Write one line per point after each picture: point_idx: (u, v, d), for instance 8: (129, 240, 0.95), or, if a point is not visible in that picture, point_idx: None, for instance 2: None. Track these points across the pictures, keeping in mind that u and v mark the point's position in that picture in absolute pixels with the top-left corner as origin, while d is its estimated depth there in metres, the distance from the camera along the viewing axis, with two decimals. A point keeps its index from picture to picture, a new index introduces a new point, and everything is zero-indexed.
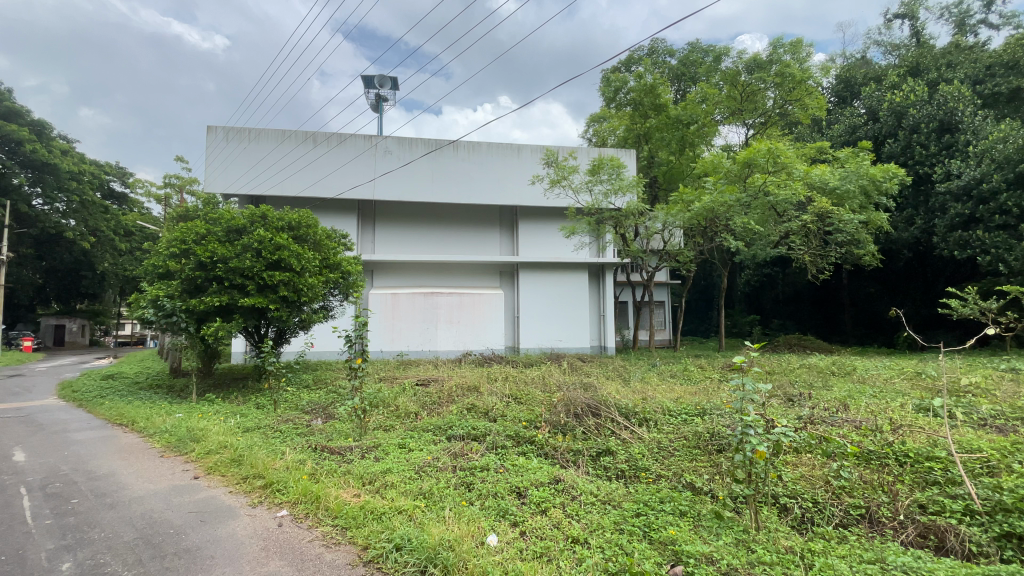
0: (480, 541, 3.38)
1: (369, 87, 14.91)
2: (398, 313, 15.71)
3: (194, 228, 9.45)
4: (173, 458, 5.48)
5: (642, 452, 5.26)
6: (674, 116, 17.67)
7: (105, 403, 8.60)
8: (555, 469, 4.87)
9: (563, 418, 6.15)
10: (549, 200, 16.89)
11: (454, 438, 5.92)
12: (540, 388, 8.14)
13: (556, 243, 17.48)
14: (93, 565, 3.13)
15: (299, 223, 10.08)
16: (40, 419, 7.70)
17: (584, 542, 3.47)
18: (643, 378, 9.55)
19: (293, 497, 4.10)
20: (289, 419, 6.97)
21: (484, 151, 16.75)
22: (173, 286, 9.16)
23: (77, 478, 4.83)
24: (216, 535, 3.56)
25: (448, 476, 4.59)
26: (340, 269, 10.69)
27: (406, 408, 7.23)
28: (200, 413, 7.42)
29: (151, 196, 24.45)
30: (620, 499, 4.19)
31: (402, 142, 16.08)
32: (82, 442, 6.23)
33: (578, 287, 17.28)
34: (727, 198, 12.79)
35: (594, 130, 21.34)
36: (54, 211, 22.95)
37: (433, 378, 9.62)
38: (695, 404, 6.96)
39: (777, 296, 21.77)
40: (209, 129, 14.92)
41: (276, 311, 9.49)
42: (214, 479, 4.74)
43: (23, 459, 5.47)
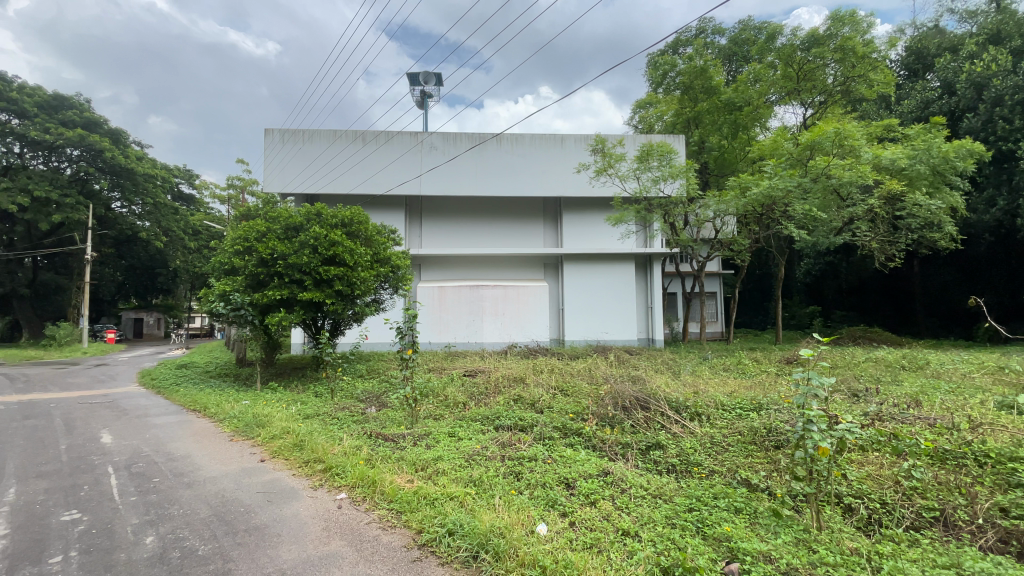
0: (531, 530, 3.40)
1: (415, 84, 15.13)
2: (445, 306, 16.07)
3: (256, 226, 9.98)
4: (241, 442, 5.85)
5: (694, 447, 5.14)
6: (725, 99, 16.99)
7: (179, 390, 9.30)
8: (603, 461, 4.84)
9: (610, 410, 6.11)
10: (593, 190, 16.60)
11: (502, 429, 5.98)
12: (586, 380, 8.10)
13: (601, 233, 17.21)
14: (174, 539, 3.41)
15: (351, 220, 10.50)
16: (124, 405, 8.43)
17: (635, 534, 3.45)
18: (695, 371, 9.31)
19: (351, 481, 4.30)
20: (345, 406, 7.30)
21: (527, 143, 16.64)
22: (238, 282, 9.67)
23: (157, 459, 5.26)
24: (282, 514, 3.79)
25: (497, 465, 4.66)
26: (390, 263, 11.03)
27: (454, 398, 7.40)
28: (265, 401, 7.88)
29: (215, 198, 25.85)
30: (672, 494, 4.12)
31: (447, 137, 16.33)
32: (161, 426, 6.76)
33: (624, 278, 16.94)
34: (787, 182, 12.08)
35: (639, 117, 20.86)
36: (131, 213, 24.79)
37: (480, 369, 9.78)
38: (751, 398, 6.70)
39: (839, 286, 20.52)
40: (267, 131, 15.75)
41: (332, 305, 9.91)
42: (279, 462, 5.03)
43: (110, 442, 6.00)
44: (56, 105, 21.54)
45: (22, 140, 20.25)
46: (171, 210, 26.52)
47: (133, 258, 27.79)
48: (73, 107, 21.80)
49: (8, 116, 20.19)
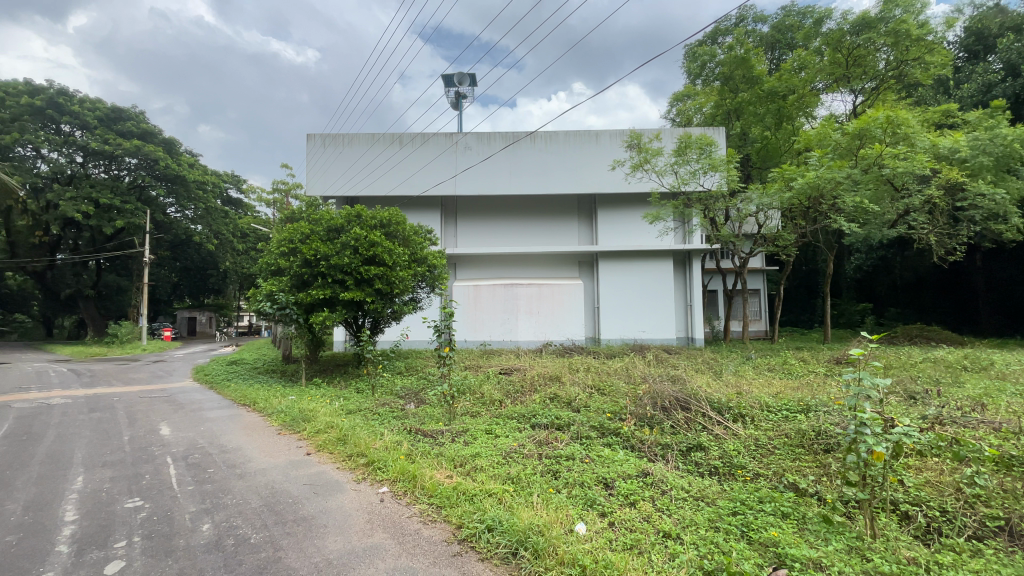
0: (569, 529, 3.39)
1: (449, 85, 15.29)
2: (480, 305, 16.22)
3: (300, 228, 10.33)
4: (288, 436, 6.09)
5: (737, 449, 4.98)
6: (769, 89, 16.37)
7: (231, 385, 9.77)
8: (642, 461, 4.77)
9: (649, 410, 6.02)
10: (629, 186, 16.32)
11: (539, 427, 5.98)
12: (623, 380, 7.98)
13: (638, 230, 16.91)
14: (228, 527, 3.58)
15: (390, 221, 10.75)
16: (180, 399, 8.92)
17: (676, 537, 3.38)
18: (737, 371, 9.02)
19: (392, 475, 4.40)
20: (385, 402, 7.48)
21: (561, 140, 16.50)
22: (283, 282, 10.03)
23: (211, 450, 5.55)
24: (328, 506, 3.92)
25: (535, 463, 4.67)
26: (427, 263, 11.22)
27: (491, 396, 7.45)
28: (310, 396, 8.18)
29: (261, 201, 26.93)
30: (715, 496, 4.02)
31: (481, 137, 16.42)
32: (214, 420, 7.12)
33: (662, 276, 16.59)
34: (836, 174, 11.50)
35: (677, 110, 20.39)
36: (185, 217, 26.11)
37: (516, 367, 9.81)
38: (798, 400, 6.44)
39: (893, 282, 19.45)
40: (309, 137, 16.36)
41: (372, 303, 10.16)
42: (324, 456, 5.20)
43: (169, 433, 6.37)
44: (116, 116, 22.84)
45: (85, 151, 21.58)
46: (221, 214, 27.80)
47: (186, 260, 29.33)
48: (131, 119, 23.14)
49: (73, 129, 21.58)
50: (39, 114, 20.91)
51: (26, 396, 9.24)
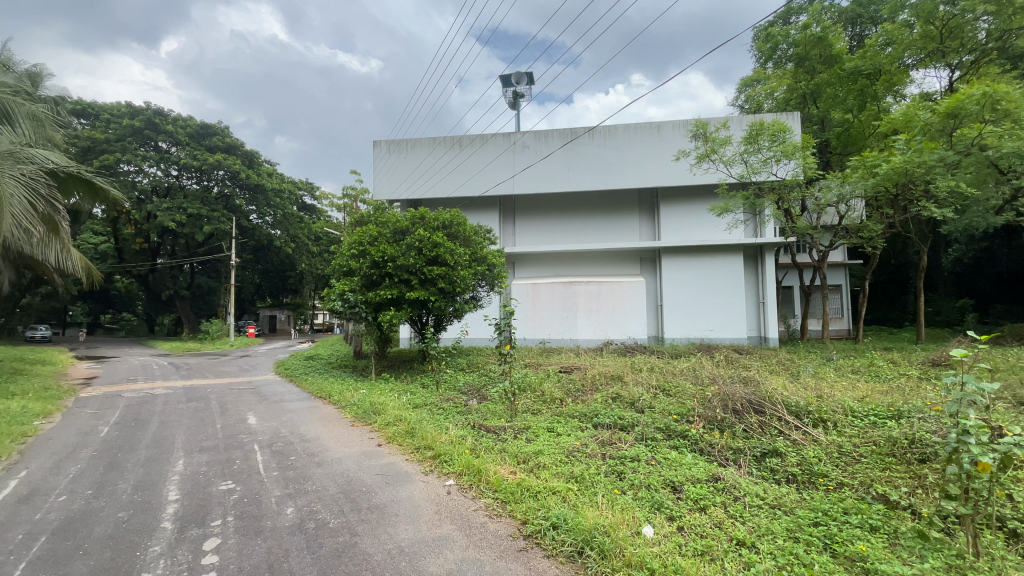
0: (636, 531, 3.32)
1: (507, 85, 15.38)
2: (539, 303, 16.29)
3: (368, 231, 10.79)
4: (361, 427, 6.41)
5: (818, 456, 4.66)
6: (850, 68, 15.14)
7: (308, 379, 10.47)
8: (711, 465, 4.58)
9: (719, 413, 5.74)
10: (694, 178, 15.66)
11: (601, 426, 5.90)
12: (690, 380, 7.70)
13: (704, 224, 16.21)
14: (309, 511, 3.82)
15: (451, 222, 11.04)
16: (264, 391, 9.66)
17: (751, 545, 3.21)
18: (816, 372, 8.44)
19: (458, 469, 4.52)
20: (449, 397, 7.69)
21: (621, 134, 16.09)
22: (354, 282, 10.53)
23: (293, 439, 5.95)
24: (399, 495, 4.09)
25: (599, 463, 4.60)
26: (487, 262, 11.43)
27: (551, 394, 7.44)
28: (379, 390, 8.57)
29: (331, 206, 28.43)
30: (794, 505, 3.78)
31: (539, 135, 16.39)
32: (294, 411, 7.64)
33: (732, 271, 15.80)
34: (929, 156, 10.40)
35: (746, 96, 19.32)
36: (265, 223, 28.07)
37: (576, 365, 9.76)
38: (888, 405, 5.92)
39: (999, 276, 17.38)
40: (375, 144, 17.20)
41: (435, 302, 10.46)
42: (393, 447, 5.43)
43: (256, 423, 6.91)
44: (203, 133, 25.00)
45: (179, 166, 23.78)
46: (297, 219, 29.65)
47: (266, 263, 31.64)
48: (217, 134, 25.25)
49: (169, 145, 23.82)
50: (137, 134, 22.92)
51: (135, 387, 10.38)
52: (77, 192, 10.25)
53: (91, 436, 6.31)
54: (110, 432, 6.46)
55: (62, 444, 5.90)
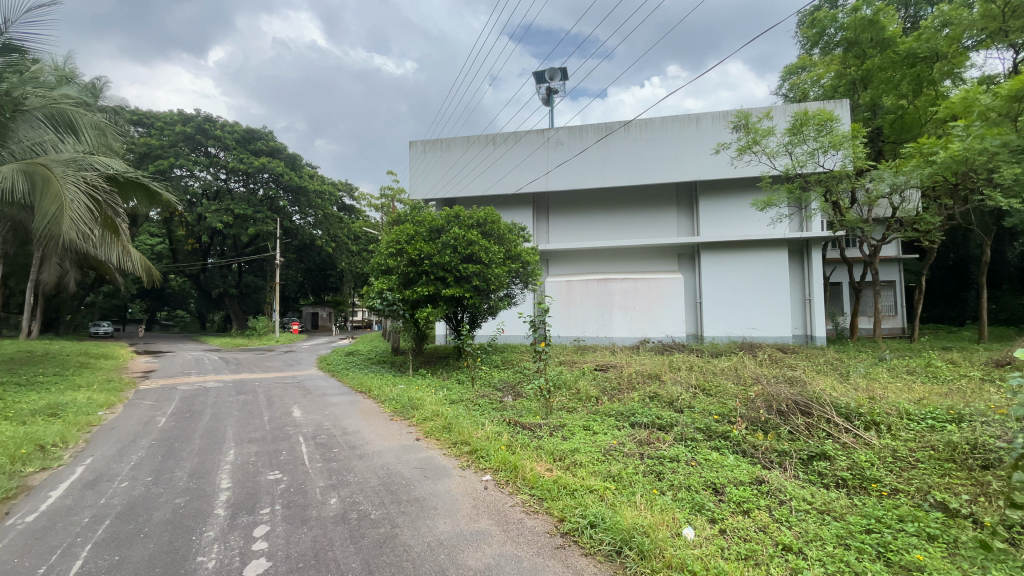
0: (676, 532, 3.26)
1: (541, 82, 15.33)
2: (574, 300, 16.24)
3: (405, 230, 10.98)
4: (399, 422, 6.56)
5: (870, 460, 4.43)
6: (904, 52, 14.29)
7: (349, 374, 10.79)
8: (754, 468, 4.44)
9: (763, 414, 5.56)
10: (734, 171, 15.17)
11: (638, 425, 5.81)
12: (732, 380, 7.49)
13: (745, 218, 15.70)
14: (352, 502, 3.94)
15: (486, 220, 11.11)
16: (307, 385, 10.03)
17: (798, 551, 3.10)
18: (867, 373, 8.03)
19: (494, 465, 4.56)
20: (485, 394, 7.75)
21: (657, 127, 15.75)
22: (391, 280, 10.74)
23: (335, 432, 6.15)
24: (437, 489, 4.16)
25: (636, 463, 4.54)
26: (521, 259, 11.47)
27: (587, 392, 7.39)
28: (417, 385, 8.75)
29: (369, 206, 29.09)
30: (844, 511, 3.61)
31: (573, 131, 16.24)
32: (336, 405, 7.90)
33: (775, 267, 15.25)
34: (992, 143, 9.71)
35: (791, 85, 18.54)
36: (307, 224, 28.88)
37: (612, 363, 9.65)
38: (947, 408, 5.58)
39: None
40: (411, 144, 17.52)
41: (470, 299, 10.56)
42: (431, 442, 5.52)
43: (301, 415, 7.19)
44: (249, 137, 26.07)
45: (227, 170, 24.93)
46: (337, 219, 30.50)
47: (308, 262, 32.75)
48: (262, 138, 26.27)
49: (218, 150, 24.96)
50: (189, 139, 24.16)
51: (189, 380, 10.97)
52: (134, 197, 10.87)
53: (150, 426, 6.72)
54: (167, 423, 6.86)
55: (124, 433, 6.30)
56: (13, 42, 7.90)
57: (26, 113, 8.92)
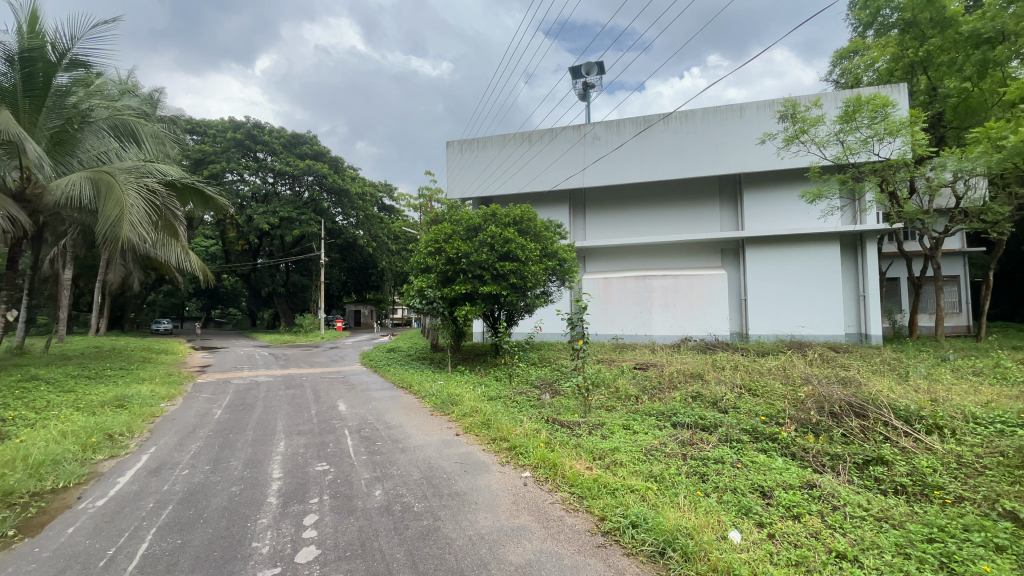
0: (722, 535, 3.17)
1: (577, 77, 15.21)
2: (612, 298, 16.08)
3: (443, 229, 11.13)
4: (439, 416, 6.68)
5: (932, 466, 4.17)
6: (970, 29, 13.32)
7: (391, 370, 11.08)
8: (805, 471, 4.26)
9: (814, 416, 5.33)
10: (781, 162, 14.56)
11: (680, 425, 5.69)
12: (780, 380, 7.21)
13: (793, 211, 15.06)
14: (395, 495, 4.04)
15: (522, 218, 11.14)
16: (351, 381, 10.36)
17: (854, 560, 2.95)
18: (928, 374, 7.54)
19: (534, 462, 4.57)
20: (522, 391, 7.77)
21: (698, 119, 15.32)
22: (430, 278, 10.92)
23: (378, 426, 6.32)
24: (478, 484, 4.22)
25: (679, 463, 4.44)
26: (557, 257, 11.45)
27: (626, 390, 7.30)
28: (455, 382, 8.88)
29: (408, 206, 29.64)
30: (904, 519, 3.41)
31: (610, 126, 15.97)
32: (379, 399, 8.12)
33: (826, 262, 14.55)
34: None
35: (841, 71, 17.63)
36: (350, 224, 29.74)
37: (652, 362, 9.48)
38: (1018, 412, 5.19)
39: None
40: (448, 144, 17.78)
41: (508, 297, 10.61)
42: (471, 437, 5.59)
43: (346, 409, 7.44)
44: (295, 142, 27.10)
45: (274, 173, 26.02)
46: (377, 219, 31.26)
47: (350, 261, 33.74)
48: (307, 142, 27.26)
49: (266, 155, 26.09)
50: (239, 145, 25.36)
51: (242, 374, 11.55)
52: (191, 201, 11.48)
53: (207, 417, 7.11)
54: (222, 415, 7.25)
55: (183, 424, 6.70)
56: (79, 57, 8.56)
57: (92, 123, 9.61)
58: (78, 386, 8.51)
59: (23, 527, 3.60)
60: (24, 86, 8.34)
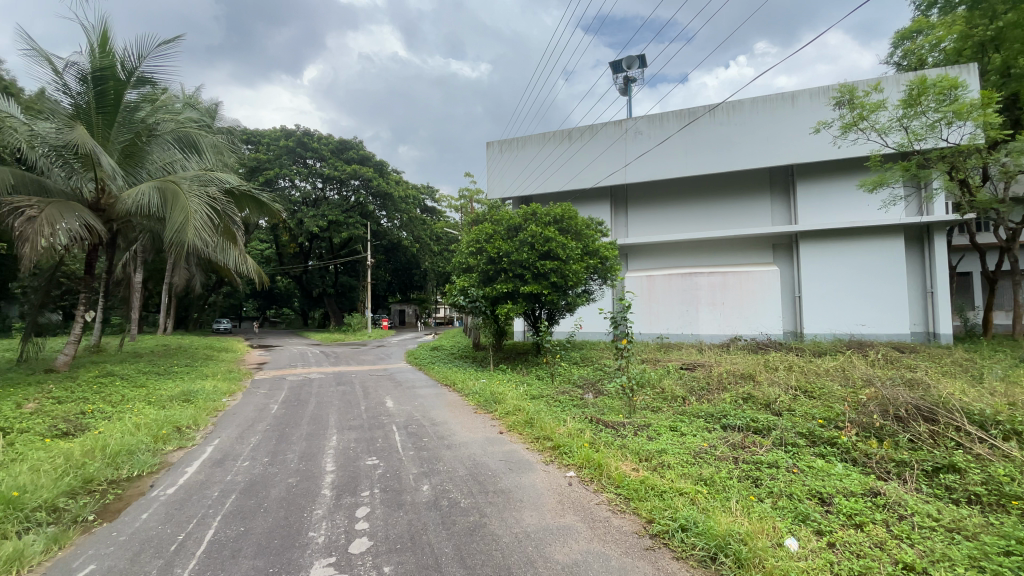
0: (778, 542, 3.05)
1: (618, 72, 14.99)
2: (656, 296, 15.77)
3: (484, 229, 11.22)
4: (483, 415, 6.75)
5: (1011, 474, 3.84)
6: None
7: (434, 368, 11.30)
8: (867, 478, 4.02)
9: (876, 419, 5.03)
10: (837, 151, 13.80)
11: (730, 428, 5.51)
12: (838, 382, 6.83)
13: (851, 203, 14.26)
14: (442, 490, 4.13)
15: (563, 216, 11.08)
16: (396, 378, 10.64)
17: (922, 572, 2.76)
18: (1007, 376, 6.95)
19: (578, 461, 4.55)
20: (565, 390, 7.74)
21: (746, 109, 14.75)
22: (472, 278, 11.06)
23: (424, 422, 6.47)
24: (522, 482, 4.24)
25: (730, 467, 4.30)
26: (599, 255, 11.33)
27: (673, 391, 7.13)
28: (498, 380, 8.95)
29: (450, 208, 30.04)
30: (979, 531, 3.15)
31: (653, 120, 15.62)
32: (424, 397, 8.30)
33: (889, 256, 13.69)
34: None
35: (904, 52, 16.52)
36: (394, 226, 30.49)
37: (699, 362, 9.21)
38: None
39: None
40: (488, 145, 18.00)
41: (549, 296, 10.57)
42: (515, 435, 5.63)
43: (393, 406, 7.65)
44: (342, 148, 28.08)
45: (323, 179, 27.06)
46: (420, 221, 31.88)
47: (394, 262, 34.60)
48: (353, 147, 28.19)
49: (316, 161, 27.16)
50: (291, 152, 26.55)
51: (295, 371, 12.08)
52: (247, 207, 12.09)
53: (265, 412, 7.50)
54: (278, 410, 7.62)
55: (244, 418, 7.10)
56: (146, 75, 9.26)
57: (158, 137, 10.40)
58: (149, 382, 9.15)
59: (103, 511, 3.93)
60: (98, 103, 9.03)
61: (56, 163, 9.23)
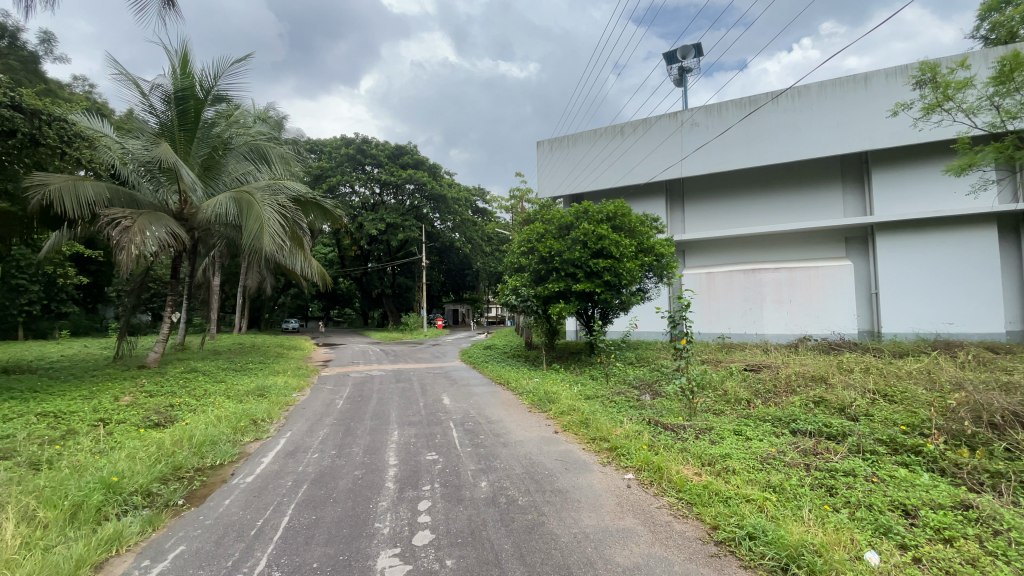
0: (856, 556, 2.86)
1: (672, 63, 14.55)
2: (716, 294, 15.15)
3: (535, 229, 11.23)
4: (537, 414, 6.78)
5: None
6: None
7: (488, 366, 11.47)
8: (958, 490, 3.68)
9: (968, 426, 4.59)
10: (919, 134, 12.69)
11: (799, 433, 5.21)
12: (923, 385, 6.28)
13: (935, 190, 13.09)
14: (500, 487, 4.19)
15: (616, 214, 10.87)
16: (452, 376, 10.88)
17: None
18: None
19: (637, 464, 4.48)
20: (621, 391, 7.60)
21: (813, 94, 13.88)
22: (524, 278, 11.14)
23: (480, 420, 6.57)
24: (579, 482, 4.22)
25: (801, 474, 4.08)
26: (654, 252, 11.06)
27: (736, 394, 6.83)
28: (551, 379, 8.96)
29: (501, 208, 30.29)
30: None
31: (710, 110, 15.03)
32: (479, 395, 8.45)
33: (981, 247, 12.44)
34: None
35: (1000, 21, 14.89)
36: (447, 228, 31.14)
37: (764, 364, 8.77)
38: None
39: None
40: (539, 146, 18.09)
41: (602, 294, 10.41)
42: (570, 435, 5.61)
43: (449, 403, 7.84)
44: (398, 153, 29.01)
45: (380, 183, 28.09)
46: (472, 222, 32.34)
47: (448, 263, 35.33)
48: (408, 152, 29.05)
49: (373, 167, 28.23)
50: (351, 159, 27.78)
51: (357, 369, 12.63)
52: (312, 213, 12.77)
53: (331, 407, 7.91)
54: (343, 405, 8.00)
55: (313, 412, 7.52)
56: (221, 92, 9.95)
57: (233, 150, 11.17)
58: (228, 378, 9.89)
59: (191, 496, 4.30)
60: (180, 120, 9.82)
61: (145, 177, 10.40)
